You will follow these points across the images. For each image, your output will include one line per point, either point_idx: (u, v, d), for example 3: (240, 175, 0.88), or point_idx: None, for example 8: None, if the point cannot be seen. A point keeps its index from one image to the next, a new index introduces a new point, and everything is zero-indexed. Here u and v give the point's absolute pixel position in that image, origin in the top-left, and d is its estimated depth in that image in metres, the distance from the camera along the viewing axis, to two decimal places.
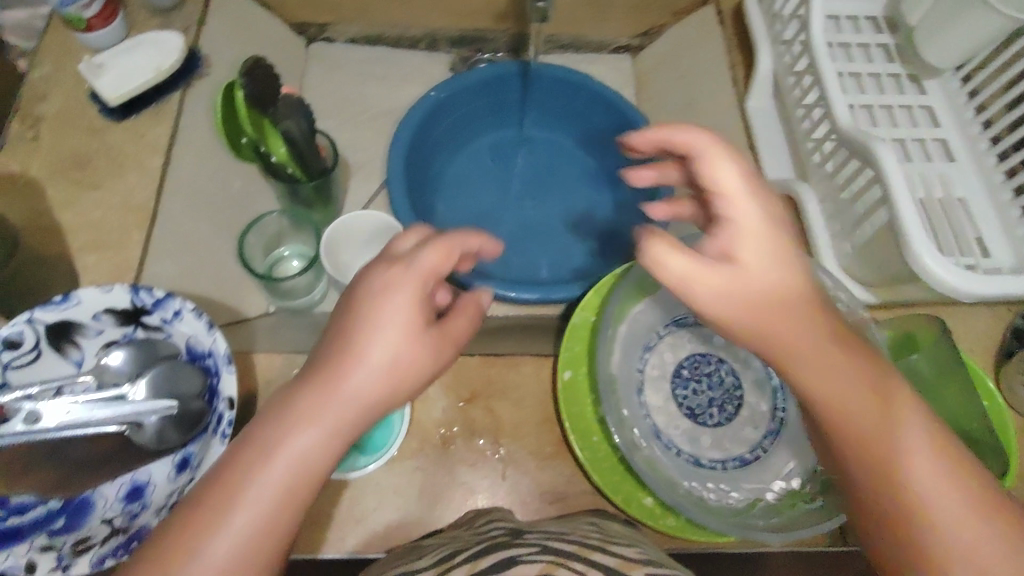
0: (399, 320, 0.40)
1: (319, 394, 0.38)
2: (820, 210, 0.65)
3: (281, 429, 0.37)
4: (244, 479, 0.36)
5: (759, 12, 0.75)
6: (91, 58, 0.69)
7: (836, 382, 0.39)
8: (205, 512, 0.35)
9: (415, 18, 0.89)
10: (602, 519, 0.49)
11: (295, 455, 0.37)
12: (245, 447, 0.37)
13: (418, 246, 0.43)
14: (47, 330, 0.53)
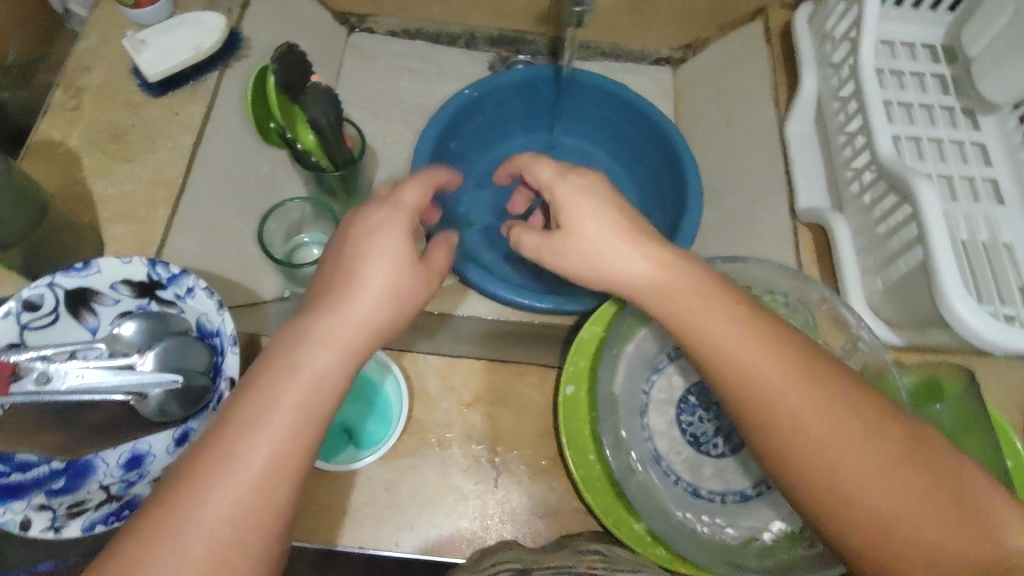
0: (395, 253, 0.45)
1: (328, 318, 0.43)
2: (852, 243, 0.62)
3: (302, 348, 0.42)
4: (274, 392, 0.41)
5: (808, 32, 0.73)
6: (136, 34, 0.70)
7: (781, 396, 0.43)
8: (243, 412, 0.40)
9: (456, 15, 0.89)
10: (606, 546, 0.48)
11: (314, 374, 0.42)
12: (271, 359, 0.42)
13: (396, 188, 0.49)
14: (66, 294, 0.54)
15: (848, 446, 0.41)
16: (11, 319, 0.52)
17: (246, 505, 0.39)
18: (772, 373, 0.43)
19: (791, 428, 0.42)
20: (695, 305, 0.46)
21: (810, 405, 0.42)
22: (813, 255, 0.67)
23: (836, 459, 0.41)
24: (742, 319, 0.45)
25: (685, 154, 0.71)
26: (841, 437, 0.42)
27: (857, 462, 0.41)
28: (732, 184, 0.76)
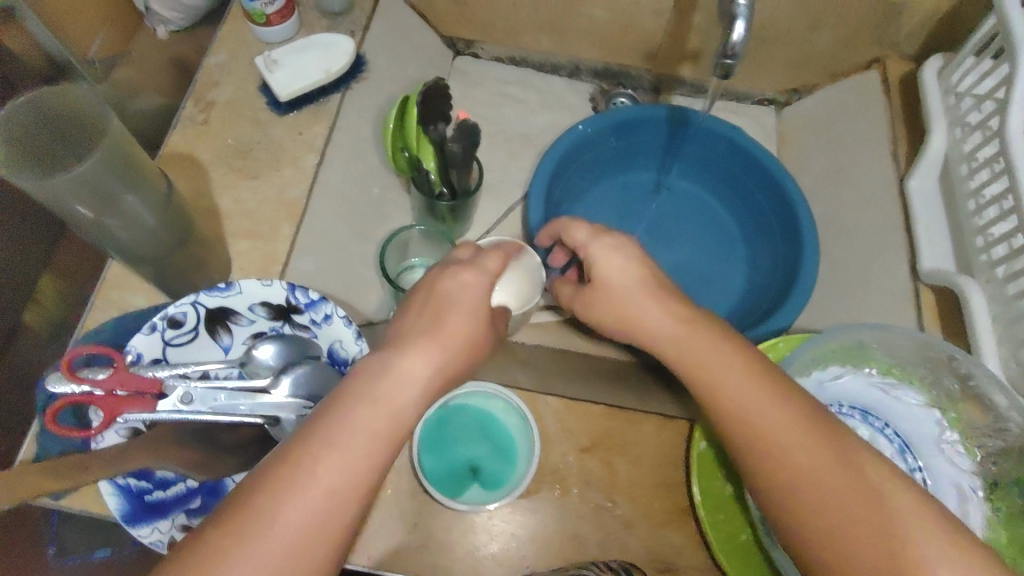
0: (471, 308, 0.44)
1: (392, 366, 0.40)
2: (985, 312, 0.60)
3: (378, 385, 0.39)
4: (343, 426, 0.37)
5: (937, 88, 0.72)
6: (268, 53, 0.72)
7: (822, 477, 0.40)
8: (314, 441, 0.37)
9: (563, 46, 0.89)
10: None
11: (386, 413, 0.39)
12: (348, 390, 0.39)
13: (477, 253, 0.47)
14: (206, 313, 0.56)
15: (843, 490, 0.39)
16: (157, 335, 0.54)
17: (299, 539, 0.34)
18: (765, 416, 0.42)
19: (785, 471, 0.41)
20: (699, 349, 0.46)
21: (808, 445, 0.41)
22: (938, 320, 0.65)
23: (830, 500, 0.39)
24: (746, 358, 0.45)
25: (801, 203, 0.70)
26: (838, 476, 0.40)
27: (859, 506, 0.39)
28: (843, 237, 0.76)
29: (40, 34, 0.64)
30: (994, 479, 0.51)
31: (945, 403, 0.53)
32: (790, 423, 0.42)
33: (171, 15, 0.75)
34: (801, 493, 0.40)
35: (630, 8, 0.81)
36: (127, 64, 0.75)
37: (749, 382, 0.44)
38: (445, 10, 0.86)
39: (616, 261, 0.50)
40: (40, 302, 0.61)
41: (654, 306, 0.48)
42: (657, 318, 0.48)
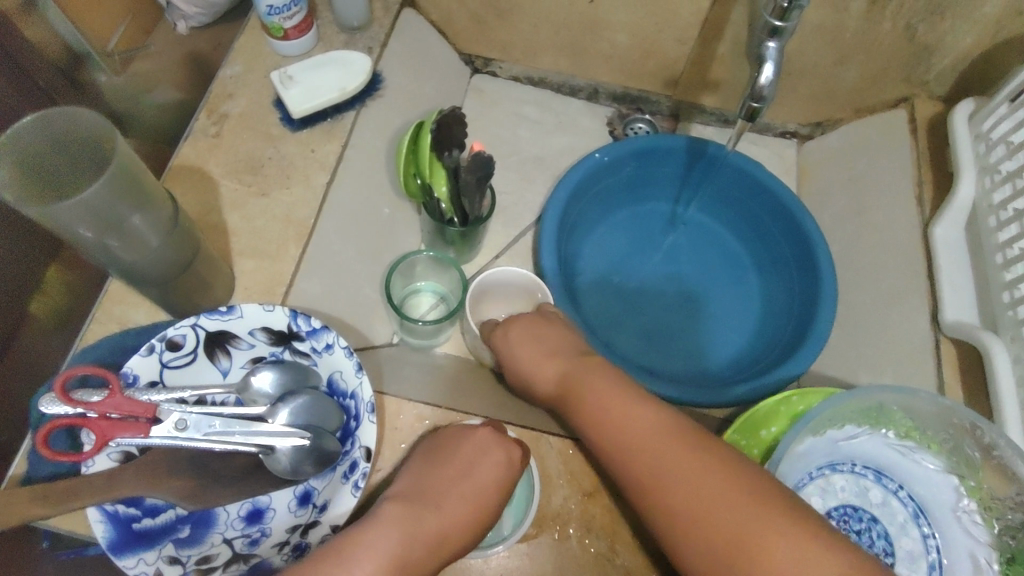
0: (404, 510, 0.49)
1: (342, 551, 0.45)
2: (1010, 372, 0.58)
3: None
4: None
5: (966, 131, 0.69)
6: (286, 69, 0.71)
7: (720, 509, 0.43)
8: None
9: (582, 69, 0.87)
10: None
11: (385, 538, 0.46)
12: None
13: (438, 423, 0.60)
14: (206, 336, 0.54)
15: (710, 502, 0.43)
16: (154, 357, 0.53)
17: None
18: (636, 445, 0.47)
19: (666, 493, 0.45)
20: (583, 385, 0.52)
21: (685, 473, 0.44)
22: (959, 375, 0.62)
23: (699, 518, 0.43)
24: (620, 389, 0.51)
25: (820, 246, 0.68)
26: (703, 496, 0.43)
27: (751, 523, 0.42)
28: (863, 280, 0.73)
29: (59, 25, 0.65)
30: (1013, 553, 0.48)
31: (966, 470, 0.50)
32: (661, 449, 0.46)
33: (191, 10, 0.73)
34: (674, 519, 0.44)
35: (653, 34, 0.79)
36: (146, 55, 0.74)
37: (622, 415, 0.49)
38: (465, 28, 0.85)
39: (534, 327, 0.58)
40: (46, 294, 0.62)
41: (548, 356, 0.56)
42: (551, 364, 0.55)
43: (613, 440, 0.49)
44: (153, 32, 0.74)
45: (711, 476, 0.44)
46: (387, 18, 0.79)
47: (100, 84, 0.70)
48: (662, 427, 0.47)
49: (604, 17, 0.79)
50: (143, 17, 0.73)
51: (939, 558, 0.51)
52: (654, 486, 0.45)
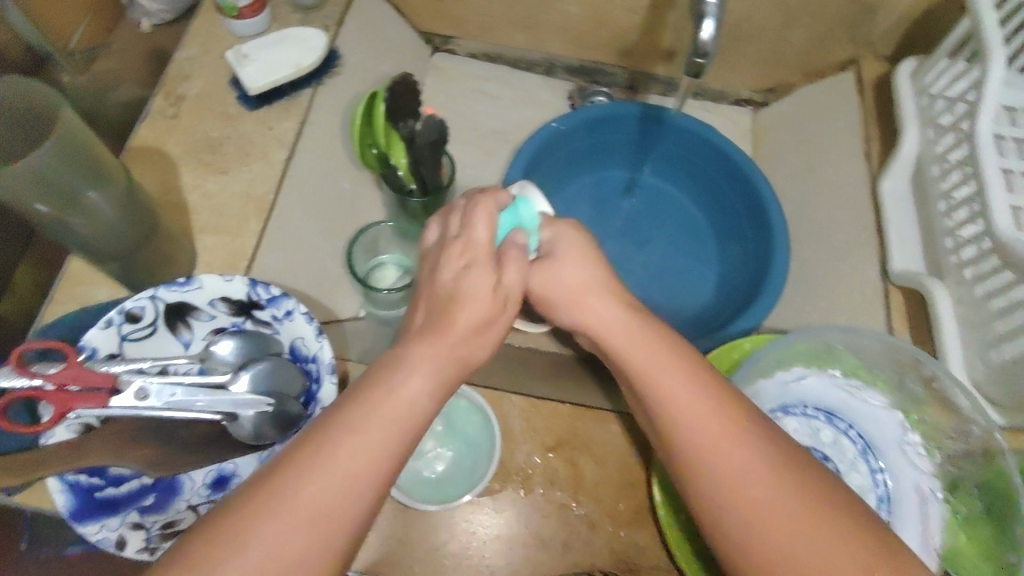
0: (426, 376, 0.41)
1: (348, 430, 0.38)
2: (952, 315, 0.60)
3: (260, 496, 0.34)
4: (357, 421, 0.36)
5: (909, 87, 0.72)
6: (240, 47, 0.71)
7: (736, 475, 0.39)
8: (307, 445, 0.35)
9: (540, 43, 0.88)
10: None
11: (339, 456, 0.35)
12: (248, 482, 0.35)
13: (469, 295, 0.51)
14: (165, 308, 0.55)
15: (753, 477, 0.38)
16: (113, 330, 0.53)
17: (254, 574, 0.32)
18: (685, 407, 0.41)
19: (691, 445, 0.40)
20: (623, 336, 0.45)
21: (706, 428, 0.40)
22: (908, 321, 0.64)
23: (738, 487, 0.38)
24: (677, 354, 0.43)
25: (772, 204, 0.69)
26: (731, 457, 0.39)
27: (764, 494, 0.38)
28: (816, 237, 0.75)
29: (19, 24, 0.70)
30: (955, 480, 0.51)
31: (909, 404, 0.53)
32: (707, 413, 0.40)
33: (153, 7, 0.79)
34: (704, 486, 0.39)
35: (606, 5, 0.80)
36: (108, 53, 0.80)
37: (673, 371, 0.43)
38: (421, 6, 0.86)
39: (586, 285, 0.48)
40: (16, 292, 0.63)
41: (599, 307, 0.47)
42: (604, 317, 0.47)
43: (655, 396, 0.42)
44: (115, 29, 0.81)
45: (732, 439, 0.40)
46: None
47: (64, 82, 0.76)
48: (718, 396, 0.41)
49: None
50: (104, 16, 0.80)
51: (887, 491, 0.52)
52: (688, 445, 0.40)
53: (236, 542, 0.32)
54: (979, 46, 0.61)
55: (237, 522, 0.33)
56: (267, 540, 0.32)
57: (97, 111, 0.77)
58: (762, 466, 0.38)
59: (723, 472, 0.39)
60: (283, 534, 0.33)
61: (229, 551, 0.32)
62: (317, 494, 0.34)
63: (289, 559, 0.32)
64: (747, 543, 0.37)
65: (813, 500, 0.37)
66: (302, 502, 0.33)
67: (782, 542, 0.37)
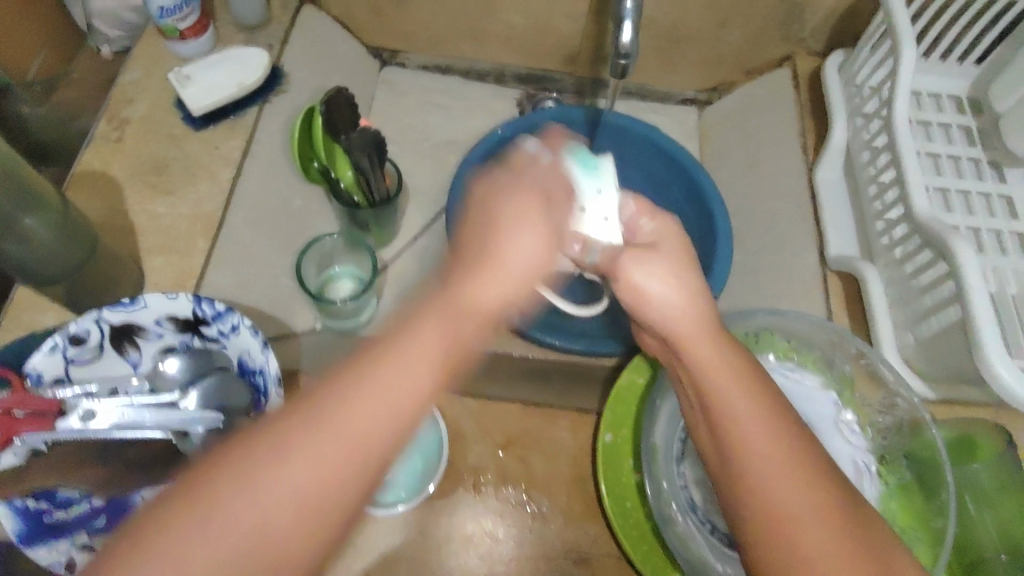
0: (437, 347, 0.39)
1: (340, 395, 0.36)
2: (883, 296, 0.63)
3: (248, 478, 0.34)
4: (348, 404, 0.36)
5: (837, 79, 0.75)
6: (181, 69, 0.72)
7: (764, 468, 0.39)
8: (293, 418, 0.35)
9: (486, 52, 0.90)
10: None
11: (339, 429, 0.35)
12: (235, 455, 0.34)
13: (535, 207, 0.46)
14: (111, 329, 0.55)
15: (782, 484, 0.39)
16: (58, 354, 0.53)
17: (229, 542, 0.32)
18: (743, 410, 0.41)
19: (732, 432, 0.41)
20: (694, 337, 0.44)
21: (751, 419, 0.41)
22: (844, 304, 0.67)
23: (763, 484, 0.39)
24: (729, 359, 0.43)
25: (715, 199, 0.73)
26: (767, 452, 0.40)
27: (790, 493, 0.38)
28: (758, 228, 0.77)
29: None
30: (884, 452, 0.54)
31: (840, 383, 0.56)
32: (748, 418, 0.41)
33: (112, 34, 0.81)
34: (737, 479, 0.40)
35: (546, 13, 0.83)
36: (67, 81, 0.83)
37: (727, 376, 0.43)
38: (366, 21, 0.87)
39: (678, 294, 0.46)
40: None
41: (681, 309, 0.45)
42: (683, 321, 0.45)
43: (713, 396, 0.42)
44: (74, 59, 0.83)
45: (769, 439, 0.40)
46: (286, 15, 0.80)
47: (23, 115, 0.79)
48: (767, 402, 0.42)
49: None
50: (63, 47, 0.82)
51: None
52: (731, 444, 0.41)
53: (216, 512, 0.33)
54: (892, 38, 0.64)
55: (215, 488, 0.33)
56: (245, 510, 0.33)
57: (58, 141, 0.80)
58: (787, 468, 0.39)
59: (760, 463, 0.39)
60: (266, 511, 0.33)
61: (204, 517, 0.33)
62: (299, 470, 0.34)
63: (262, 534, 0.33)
64: (759, 537, 0.38)
65: (829, 507, 0.38)
66: (282, 477, 0.34)
67: (787, 554, 0.37)
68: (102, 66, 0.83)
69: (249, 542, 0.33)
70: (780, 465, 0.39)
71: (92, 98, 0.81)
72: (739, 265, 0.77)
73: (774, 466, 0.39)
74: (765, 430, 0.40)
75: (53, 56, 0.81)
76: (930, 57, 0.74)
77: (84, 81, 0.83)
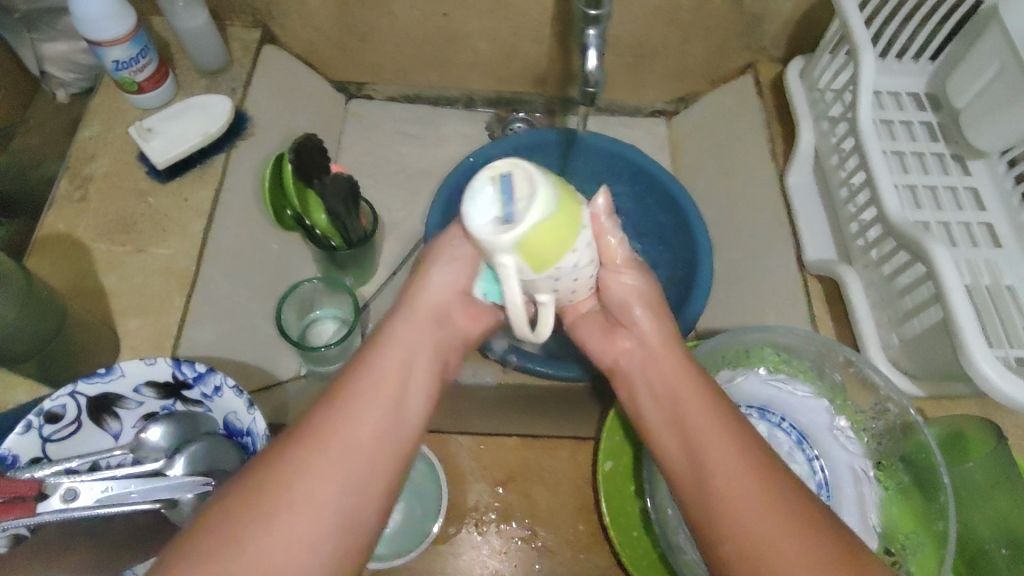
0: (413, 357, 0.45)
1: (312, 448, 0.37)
2: (864, 298, 0.64)
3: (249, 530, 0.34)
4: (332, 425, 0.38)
5: (800, 84, 0.75)
6: (142, 122, 0.71)
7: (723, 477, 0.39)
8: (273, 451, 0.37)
9: (453, 80, 0.89)
10: None
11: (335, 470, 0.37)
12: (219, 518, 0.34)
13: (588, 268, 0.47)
14: (87, 402, 0.53)
15: (737, 492, 0.38)
16: (33, 433, 0.51)
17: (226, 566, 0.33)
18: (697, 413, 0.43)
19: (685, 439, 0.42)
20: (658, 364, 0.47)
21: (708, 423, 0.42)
22: (827, 308, 0.68)
23: (722, 490, 0.39)
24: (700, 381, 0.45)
25: (691, 210, 0.74)
26: (728, 462, 0.39)
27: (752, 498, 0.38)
28: (735, 236, 0.78)
29: None
30: (880, 457, 0.56)
31: (832, 392, 0.58)
32: (722, 438, 0.41)
33: (67, 76, 0.80)
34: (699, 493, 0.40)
35: (511, 38, 0.82)
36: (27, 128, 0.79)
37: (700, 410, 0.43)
38: (330, 57, 0.86)
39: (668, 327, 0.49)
40: None
41: (661, 350, 0.48)
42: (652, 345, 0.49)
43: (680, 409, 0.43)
44: (31, 103, 0.79)
45: (727, 450, 0.40)
46: (247, 57, 0.79)
47: None
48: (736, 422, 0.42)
49: (460, 28, 0.81)
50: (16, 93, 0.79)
51: (826, 477, 0.55)
52: (701, 465, 0.40)
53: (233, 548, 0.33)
54: (850, 44, 0.65)
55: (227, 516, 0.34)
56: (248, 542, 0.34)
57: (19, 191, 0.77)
58: (746, 465, 0.39)
59: (719, 461, 0.40)
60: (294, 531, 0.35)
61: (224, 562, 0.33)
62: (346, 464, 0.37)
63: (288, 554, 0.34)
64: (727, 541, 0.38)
65: (811, 510, 0.37)
66: (274, 536, 0.34)
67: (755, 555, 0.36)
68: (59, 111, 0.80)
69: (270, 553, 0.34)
70: (738, 469, 0.39)
71: (50, 147, 0.79)
72: (721, 273, 0.78)
73: (722, 468, 0.39)
74: (721, 443, 0.40)
75: (9, 102, 0.76)
76: (888, 57, 0.76)
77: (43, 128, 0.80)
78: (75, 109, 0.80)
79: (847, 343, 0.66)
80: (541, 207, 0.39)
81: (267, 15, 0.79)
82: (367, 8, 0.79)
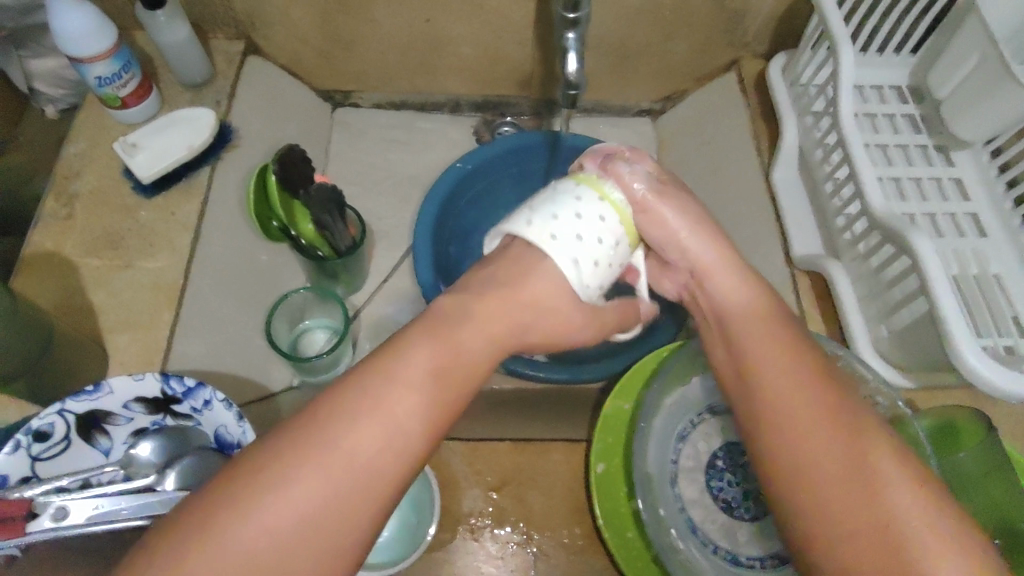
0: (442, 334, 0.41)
1: (319, 427, 0.35)
2: (852, 292, 0.64)
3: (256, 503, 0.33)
4: (352, 410, 0.36)
5: (782, 79, 0.76)
6: (126, 137, 0.71)
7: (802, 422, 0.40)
8: (292, 443, 0.34)
9: (438, 85, 0.90)
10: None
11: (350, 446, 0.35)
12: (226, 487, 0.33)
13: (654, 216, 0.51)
14: (77, 420, 0.53)
15: (813, 436, 0.39)
16: (21, 452, 0.51)
17: (256, 554, 0.32)
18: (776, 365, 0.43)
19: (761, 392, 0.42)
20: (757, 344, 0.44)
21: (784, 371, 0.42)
22: (815, 302, 0.68)
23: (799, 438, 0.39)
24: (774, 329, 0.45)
25: None
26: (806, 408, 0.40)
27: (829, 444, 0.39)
28: (723, 233, 0.78)
29: None
30: None
31: None
32: (831, 441, 0.39)
33: (56, 92, 0.80)
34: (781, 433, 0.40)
35: (495, 42, 0.82)
36: (16, 147, 0.80)
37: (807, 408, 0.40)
38: (314, 66, 0.86)
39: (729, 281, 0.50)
40: None
41: (759, 329, 0.45)
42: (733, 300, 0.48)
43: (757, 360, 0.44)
44: (21, 121, 0.80)
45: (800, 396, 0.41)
46: (231, 69, 0.79)
47: None
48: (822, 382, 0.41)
49: (443, 33, 0.81)
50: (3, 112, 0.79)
51: None
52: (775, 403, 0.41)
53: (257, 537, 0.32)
54: (830, 40, 0.65)
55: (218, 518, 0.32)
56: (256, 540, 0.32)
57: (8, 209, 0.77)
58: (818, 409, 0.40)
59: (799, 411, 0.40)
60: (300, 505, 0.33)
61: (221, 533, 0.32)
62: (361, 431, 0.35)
63: (320, 538, 0.33)
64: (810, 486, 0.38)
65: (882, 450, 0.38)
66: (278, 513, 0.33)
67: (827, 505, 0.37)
68: (50, 127, 0.81)
69: (304, 548, 0.33)
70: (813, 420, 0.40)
71: (37, 165, 0.79)
72: None
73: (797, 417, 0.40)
74: (790, 390, 0.41)
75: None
76: (869, 51, 0.76)
77: (30, 146, 0.80)
78: (63, 127, 0.80)
79: (836, 336, 0.66)
80: (621, 208, 0.49)
81: (250, 27, 0.80)
82: (350, 16, 0.79)
